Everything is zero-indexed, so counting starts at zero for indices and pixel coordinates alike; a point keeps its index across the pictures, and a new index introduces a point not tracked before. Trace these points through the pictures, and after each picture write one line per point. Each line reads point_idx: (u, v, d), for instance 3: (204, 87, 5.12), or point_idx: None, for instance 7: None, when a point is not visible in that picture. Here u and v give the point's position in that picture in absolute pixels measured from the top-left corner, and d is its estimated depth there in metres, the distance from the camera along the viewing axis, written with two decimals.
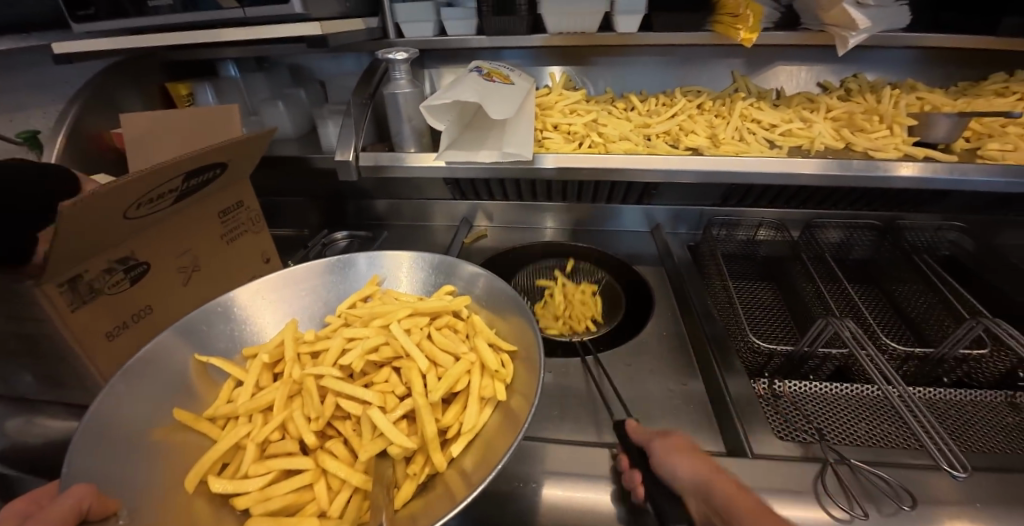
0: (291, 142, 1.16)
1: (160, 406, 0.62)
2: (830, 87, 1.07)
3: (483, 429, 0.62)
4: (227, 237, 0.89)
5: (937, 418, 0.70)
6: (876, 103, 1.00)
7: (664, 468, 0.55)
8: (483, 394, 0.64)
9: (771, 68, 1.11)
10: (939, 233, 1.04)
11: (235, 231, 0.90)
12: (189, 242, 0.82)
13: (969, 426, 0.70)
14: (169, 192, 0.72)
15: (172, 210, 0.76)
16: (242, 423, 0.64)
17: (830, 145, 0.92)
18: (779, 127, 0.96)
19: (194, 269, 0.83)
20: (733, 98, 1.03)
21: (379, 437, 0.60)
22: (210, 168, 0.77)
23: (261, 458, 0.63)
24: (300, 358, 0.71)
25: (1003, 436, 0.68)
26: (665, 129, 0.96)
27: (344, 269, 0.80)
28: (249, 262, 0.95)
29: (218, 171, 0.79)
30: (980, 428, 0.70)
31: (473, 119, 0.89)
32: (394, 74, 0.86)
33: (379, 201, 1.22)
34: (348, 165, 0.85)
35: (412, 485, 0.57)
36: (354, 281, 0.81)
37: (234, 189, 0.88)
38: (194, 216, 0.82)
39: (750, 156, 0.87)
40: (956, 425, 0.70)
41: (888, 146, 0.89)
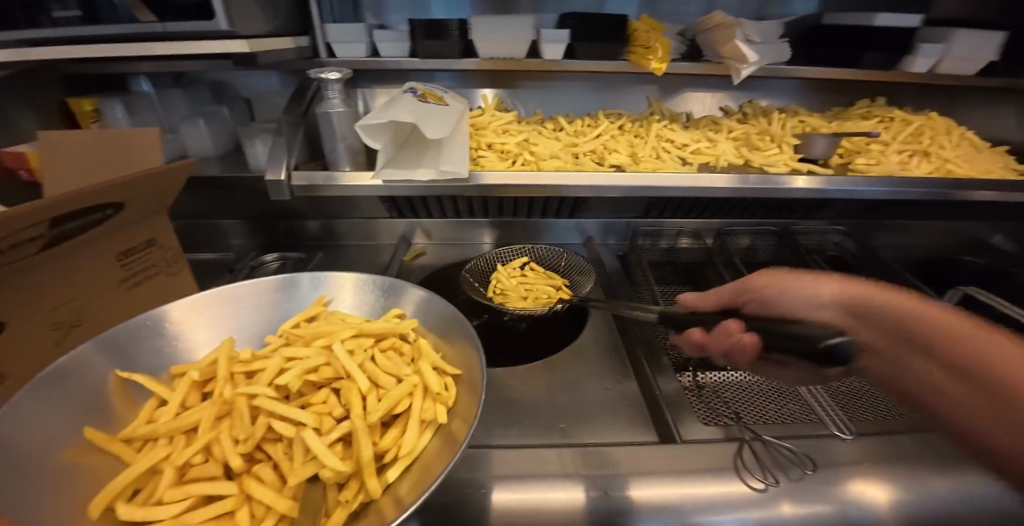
0: (213, 161, 1.11)
1: (71, 424, 0.58)
2: (731, 111, 1.21)
3: (420, 451, 0.61)
4: (128, 284, 0.77)
5: (830, 395, 0.79)
6: (767, 124, 1.14)
7: (799, 292, 0.62)
8: (424, 417, 0.63)
9: (681, 94, 1.24)
10: (825, 236, 1.21)
11: (136, 277, 0.78)
12: (68, 294, 0.69)
13: (857, 399, 0.80)
14: (31, 239, 0.60)
15: (40, 259, 0.64)
16: (163, 446, 0.61)
17: (732, 162, 1.04)
18: (690, 146, 1.07)
19: (77, 324, 0.71)
20: (649, 121, 1.14)
21: (312, 461, 0.58)
22: (99, 209, 0.66)
23: (179, 483, 0.59)
24: (234, 378, 0.68)
25: (884, 405, 0.79)
26: (591, 148, 1.03)
27: (288, 290, 0.79)
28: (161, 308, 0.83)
29: (110, 212, 0.68)
30: (865, 399, 0.80)
31: (408, 138, 0.90)
32: (328, 94, 0.86)
33: (312, 222, 1.19)
34: (279, 185, 0.83)
35: (344, 511, 0.55)
36: (296, 301, 0.80)
37: (140, 226, 0.77)
38: (83, 267, 0.70)
39: (667, 171, 0.96)
40: (847, 399, 0.80)
41: (779, 162, 1.03)
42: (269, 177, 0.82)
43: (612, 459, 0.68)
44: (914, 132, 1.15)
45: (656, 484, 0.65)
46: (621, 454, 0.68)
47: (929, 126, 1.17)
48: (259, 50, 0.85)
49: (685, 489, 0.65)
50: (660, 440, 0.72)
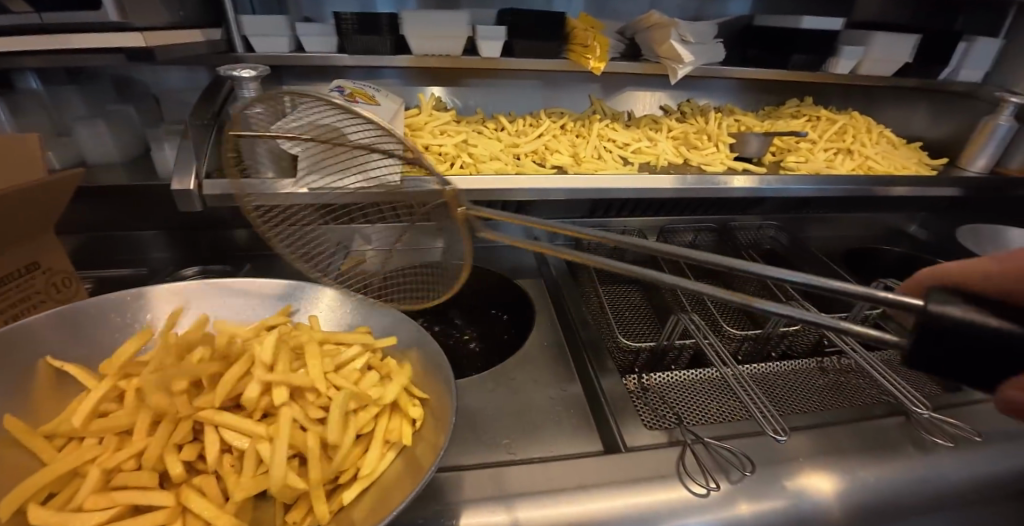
0: (118, 168, 1.01)
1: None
2: (670, 110, 1.22)
3: (380, 471, 0.58)
4: (6, 317, 0.68)
5: (765, 390, 0.82)
6: (705, 124, 1.16)
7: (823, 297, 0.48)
8: (387, 438, 0.60)
9: (623, 92, 1.24)
10: (760, 231, 1.25)
11: (15, 308, 0.69)
12: None
13: (792, 391, 0.83)
14: None
15: None
16: (90, 447, 0.56)
17: (672, 161, 1.05)
18: (631, 145, 1.07)
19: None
20: (591, 120, 1.13)
21: (262, 475, 0.54)
22: None
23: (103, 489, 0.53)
24: None
25: (817, 395, 0.82)
26: (533, 149, 1.01)
27: (239, 297, 0.74)
28: None
29: None
30: (800, 391, 0.83)
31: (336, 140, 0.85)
32: (242, 93, 0.79)
33: (239, 231, 1.10)
34: (189, 195, 0.76)
35: None
36: (250, 308, 0.74)
37: (12, 250, 0.68)
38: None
39: (608, 172, 0.96)
40: (781, 391, 0.83)
41: (716, 161, 1.05)
42: (175, 187, 0.75)
43: (553, 476, 0.65)
44: (838, 130, 1.21)
45: (595, 501, 0.62)
46: (562, 469, 0.66)
47: (852, 125, 1.22)
48: (157, 42, 0.74)
49: (625, 503, 0.63)
50: (605, 449, 0.70)
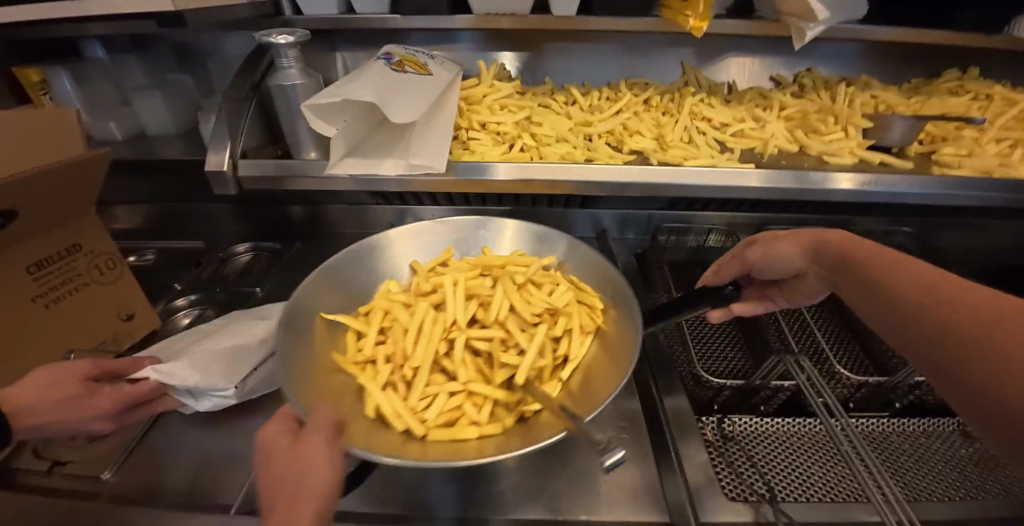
0: (175, 140, 0.99)
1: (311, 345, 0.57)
2: (784, 82, 0.99)
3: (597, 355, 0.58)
4: (46, 301, 0.66)
5: (884, 459, 0.64)
6: (830, 101, 0.93)
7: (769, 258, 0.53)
8: (584, 328, 0.60)
9: (723, 59, 1.02)
10: (888, 237, 1.01)
11: (57, 292, 0.67)
12: None
13: (922, 464, 0.65)
14: None
15: None
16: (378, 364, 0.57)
17: (784, 148, 0.84)
18: (731, 126, 0.87)
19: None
20: (682, 93, 0.93)
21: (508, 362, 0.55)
22: None
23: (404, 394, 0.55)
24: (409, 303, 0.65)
25: (957, 473, 0.64)
26: (608, 129, 0.84)
27: (429, 233, 0.73)
28: (99, 324, 0.72)
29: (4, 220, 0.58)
30: (932, 465, 0.65)
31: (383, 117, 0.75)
32: (281, 62, 0.71)
33: (291, 207, 1.05)
34: (223, 176, 0.69)
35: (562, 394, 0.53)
36: (433, 243, 0.73)
37: (52, 233, 0.65)
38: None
39: (699, 164, 0.78)
40: (906, 462, 0.65)
41: (843, 150, 0.83)
42: (209, 167, 0.69)
43: None
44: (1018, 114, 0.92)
45: None
46: None
47: None
48: (189, 6, 0.66)
49: None
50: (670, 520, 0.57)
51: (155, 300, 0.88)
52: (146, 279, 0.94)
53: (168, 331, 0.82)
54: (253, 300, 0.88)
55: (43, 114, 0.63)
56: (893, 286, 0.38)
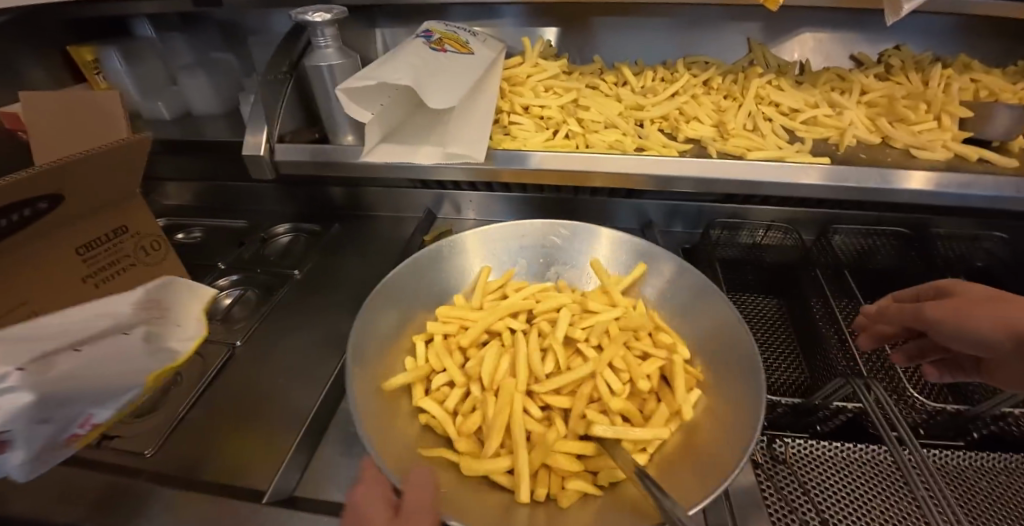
0: (220, 120, 1.00)
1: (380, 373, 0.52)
2: (868, 62, 0.87)
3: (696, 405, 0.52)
4: (96, 281, 0.69)
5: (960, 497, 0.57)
6: (920, 85, 0.81)
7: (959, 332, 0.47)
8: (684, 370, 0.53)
9: (795, 35, 0.91)
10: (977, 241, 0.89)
11: (107, 272, 0.70)
12: (22, 297, 0.61)
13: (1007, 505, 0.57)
14: None
15: None
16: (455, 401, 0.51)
17: (863, 138, 0.75)
18: (801, 113, 0.79)
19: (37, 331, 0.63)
20: (747, 74, 0.85)
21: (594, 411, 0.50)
22: (34, 202, 0.57)
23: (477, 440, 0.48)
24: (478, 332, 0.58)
25: None
26: (662, 114, 0.78)
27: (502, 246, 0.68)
28: None
29: (49, 204, 0.59)
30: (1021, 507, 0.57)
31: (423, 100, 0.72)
32: (318, 41, 0.68)
33: (329, 188, 1.05)
34: (259, 161, 0.68)
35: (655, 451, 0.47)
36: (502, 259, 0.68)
37: (102, 215, 0.67)
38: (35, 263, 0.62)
39: (764, 155, 0.70)
40: (987, 502, 0.57)
41: (933, 143, 0.73)
42: (245, 151, 0.68)
43: None
44: None
45: None
46: None
47: None
48: None
49: None
50: None
51: (198, 278, 0.89)
52: (191, 256, 0.96)
53: (210, 310, 0.84)
54: (292, 283, 0.89)
55: (76, 94, 0.64)
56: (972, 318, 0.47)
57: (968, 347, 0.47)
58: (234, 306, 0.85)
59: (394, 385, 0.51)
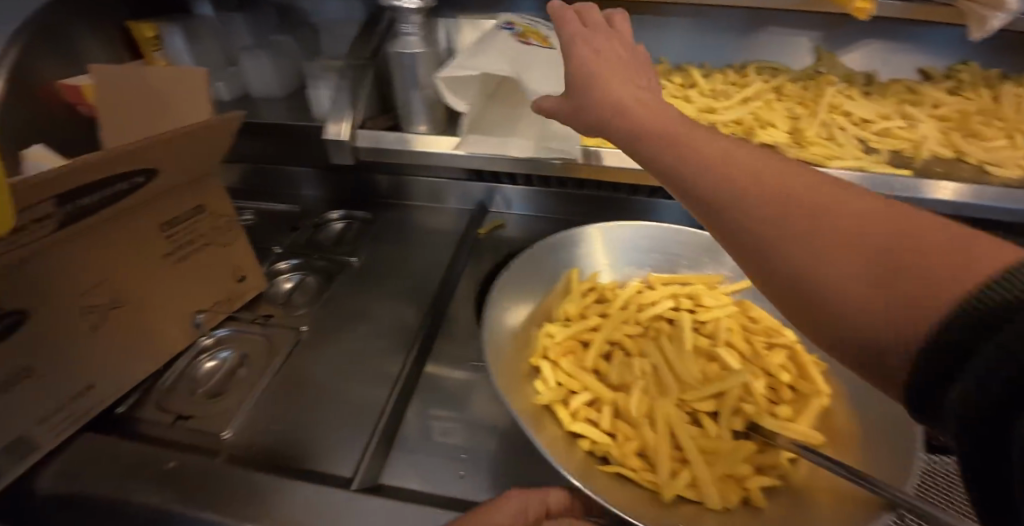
0: (278, 103, 0.99)
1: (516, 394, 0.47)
2: (937, 75, 0.87)
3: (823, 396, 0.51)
4: (174, 259, 0.69)
5: None
6: (992, 101, 0.82)
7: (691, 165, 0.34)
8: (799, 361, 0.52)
9: (863, 45, 0.91)
10: None
11: (185, 250, 0.70)
12: (105, 271, 0.62)
13: None
14: (47, 215, 0.52)
15: (66, 234, 0.56)
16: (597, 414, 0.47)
17: (937, 152, 0.75)
18: (874, 124, 0.79)
19: (117, 304, 0.63)
20: (818, 81, 0.85)
21: (739, 411, 0.47)
22: (126, 176, 0.57)
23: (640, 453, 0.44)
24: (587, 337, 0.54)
25: None
26: (737, 119, 0.78)
27: (589, 242, 0.63)
28: (214, 283, 0.74)
29: (139, 178, 0.59)
30: None
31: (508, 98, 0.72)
32: (404, 28, 0.68)
33: (379, 176, 1.05)
34: (341, 146, 0.68)
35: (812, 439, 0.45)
36: (590, 257, 0.63)
37: (182, 193, 0.68)
38: (117, 237, 0.62)
39: (844, 165, 0.70)
40: None
41: (1009, 160, 0.73)
42: (330, 135, 0.67)
43: None
44: None
45: None
46: None
47: None
48: None
49: None
50: None
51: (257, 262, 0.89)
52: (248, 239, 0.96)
53: (273, 294, 0.84)
54: (351, 270, 0.88)
55: (149, 83, 0.69)
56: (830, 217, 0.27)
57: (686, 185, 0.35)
58: (295, 291, 0.85)
59: (543, 402, 0.46)
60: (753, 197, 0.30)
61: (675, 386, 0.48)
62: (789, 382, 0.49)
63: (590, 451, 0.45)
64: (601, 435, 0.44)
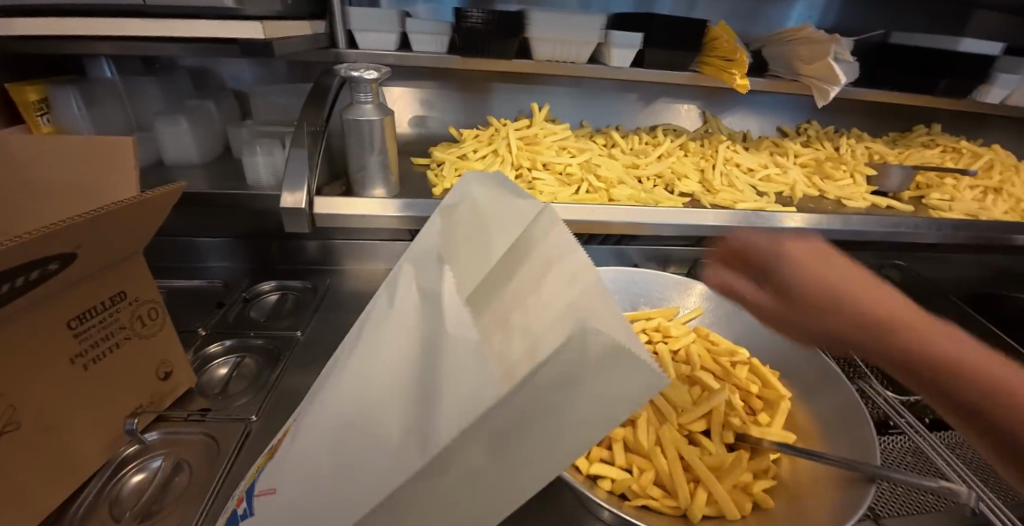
0: (197, 170, 0.92)
1: None
2: (791, 133, 1.10)
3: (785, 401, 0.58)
4: (86, 362, 0.56)
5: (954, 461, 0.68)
6: (835, 150, 1.05)
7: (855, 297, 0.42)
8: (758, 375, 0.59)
9: (734, 110, 1.11)
10: (882, 270, 1.10)
11: (100, 348, 0.58)
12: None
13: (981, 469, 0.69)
14: None
15: None
16: (609, 453, 0.48)
17: (807, 192, 0.94)
18: (758, 172, 0.96)
19: (9, 428, 0.48)
20: (712, 140, 1.02)
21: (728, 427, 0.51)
22: (41, 264, 0.47)
23: (655, 483, 0.46)
24: None
25: None
26: (657, 172, 0.90)
27: None
28: (136, 381, 0.63)
29: (54, 266, 0.49)
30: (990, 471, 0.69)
31: (381, 426, 0.31)
32: (359, 97, 0.69)
33: (314, 242, 1.00)
34: (300, 213, 0.64)
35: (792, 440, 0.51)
36: None
37: (101, 281, 0.57)
38: (17, 341, 0.49)
39: (748, 206, 0.85)
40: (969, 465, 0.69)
41: (856, 195, 0.94)
42: (285, 201, 0.64)
43: None
44: (982, 166, 1.07)
45: None
46: None
47: (997, 160, 1.09)
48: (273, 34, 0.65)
49: None
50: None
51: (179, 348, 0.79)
52: None
53: (206, 383, 0.74)
54: (297, 345, 0.82)
55: (60, 147, 0.59)
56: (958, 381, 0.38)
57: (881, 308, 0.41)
58: (232, 376, 0.76)
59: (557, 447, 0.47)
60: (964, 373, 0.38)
61: (671, 411, 0.51)
62: (757, 391, 0.56)
63: (611, 490, 0.46)
64: (619, 472, 0.45)
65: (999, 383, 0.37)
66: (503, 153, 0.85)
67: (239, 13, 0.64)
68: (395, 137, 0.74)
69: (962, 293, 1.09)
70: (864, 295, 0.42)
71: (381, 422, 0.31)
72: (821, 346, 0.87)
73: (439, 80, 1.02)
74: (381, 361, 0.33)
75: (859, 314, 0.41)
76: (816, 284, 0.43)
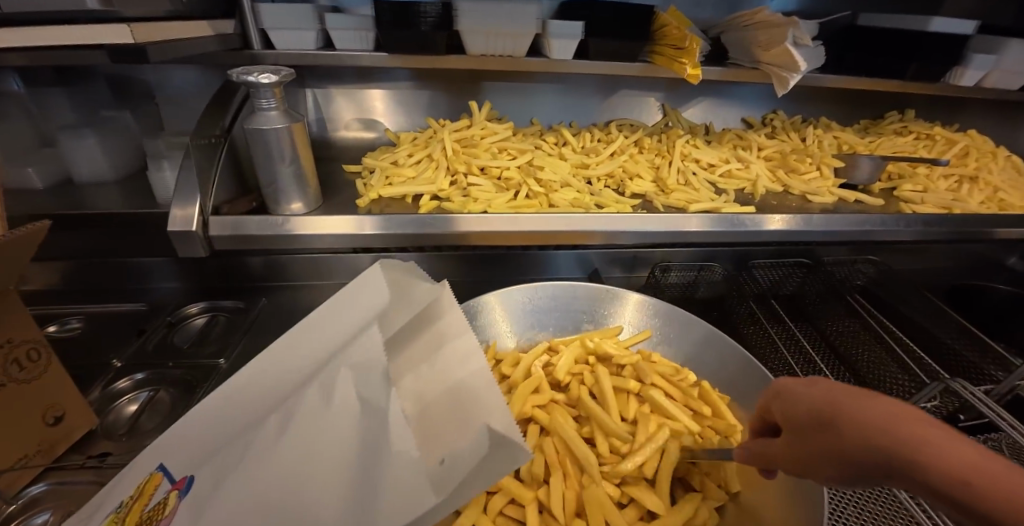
0: (113, 189, 0.87)
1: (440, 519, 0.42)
2: (756, 124, 1.04)
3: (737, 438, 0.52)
4: None
5: None
6: (801, 142, 0.99)
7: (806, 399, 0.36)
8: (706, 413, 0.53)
9: (695, 102, 1.05)
10: (855, 267, 1.00)
11: None
12: None
13: None
14: None
15: None
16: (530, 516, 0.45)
17: (770, 188, 0.88)
18: (718, 167, 0.91)
19: None
20: (669, 134, 0.96)
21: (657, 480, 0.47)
22: None
23: None
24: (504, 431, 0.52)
25: None
26: (608, 172, 0.84)
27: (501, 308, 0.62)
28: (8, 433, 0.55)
29: None
30: None
31: (302, 505, 0.33)
32: (261, 103, 0.61)
33: (249, 258, 0.92)
34: (192, 237, 0.61)
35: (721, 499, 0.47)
36: (498, 321, 0.62)
37: None
38: None
39: (704, 206, 0.79)
40: None
41: (823, 190, 0.88)
42: (175, 225, 0.60)
43: None
44: (957, 153, 1.02)
45: None
46: None
47: (973, 146, 1.03)
48: (149, 38, 0.56)
49: None
50: None
51: (86, 384, 0.72)
52: (72, 356, 0.77)
53: (111, 424, 0.68)
54: (219, 374, 0.75)
55: None
56: (924, 468, 0.28)
57: (815, 408, 0.35)
58: (143, 414, 0.70)
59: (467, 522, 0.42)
60: (928, 461, 0.28)
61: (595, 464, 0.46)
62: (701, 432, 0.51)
63: None
64: None
65: (977, 475, 0.27)
66: (437, 156, 0.80)
67: (113, 15, 0.57)
68: (309, 144, 0.67)
69: (940, 286, 1.04)
70: (804, 397, 0.36)
71: (317, 499, 0.33)
72: (786, 353, 0.80)
73: (377, 80, 0.95)
74: (323, 445, 0.35)
75: (804, 413, 0.35)
76: (771, 401, 0.39)
